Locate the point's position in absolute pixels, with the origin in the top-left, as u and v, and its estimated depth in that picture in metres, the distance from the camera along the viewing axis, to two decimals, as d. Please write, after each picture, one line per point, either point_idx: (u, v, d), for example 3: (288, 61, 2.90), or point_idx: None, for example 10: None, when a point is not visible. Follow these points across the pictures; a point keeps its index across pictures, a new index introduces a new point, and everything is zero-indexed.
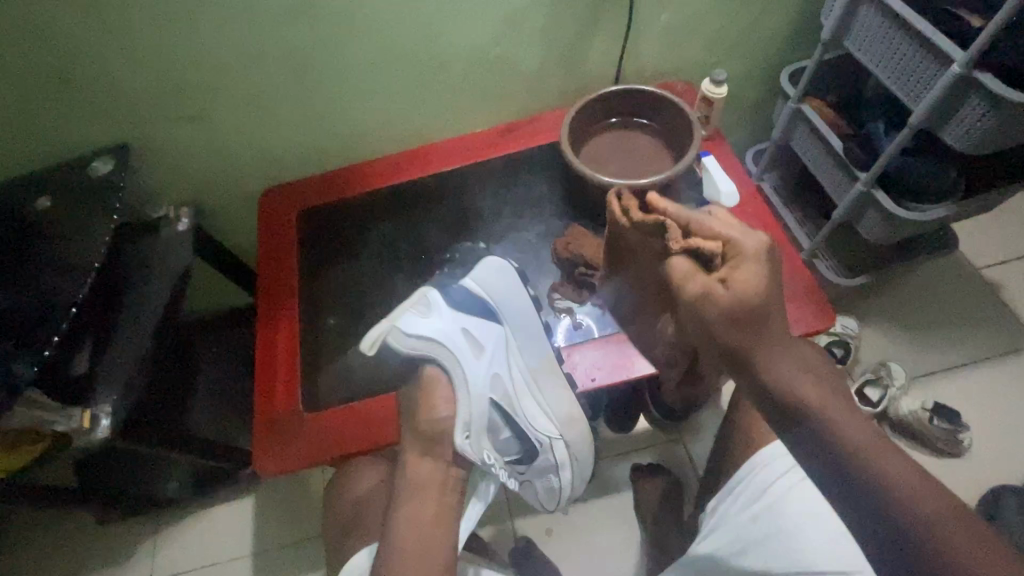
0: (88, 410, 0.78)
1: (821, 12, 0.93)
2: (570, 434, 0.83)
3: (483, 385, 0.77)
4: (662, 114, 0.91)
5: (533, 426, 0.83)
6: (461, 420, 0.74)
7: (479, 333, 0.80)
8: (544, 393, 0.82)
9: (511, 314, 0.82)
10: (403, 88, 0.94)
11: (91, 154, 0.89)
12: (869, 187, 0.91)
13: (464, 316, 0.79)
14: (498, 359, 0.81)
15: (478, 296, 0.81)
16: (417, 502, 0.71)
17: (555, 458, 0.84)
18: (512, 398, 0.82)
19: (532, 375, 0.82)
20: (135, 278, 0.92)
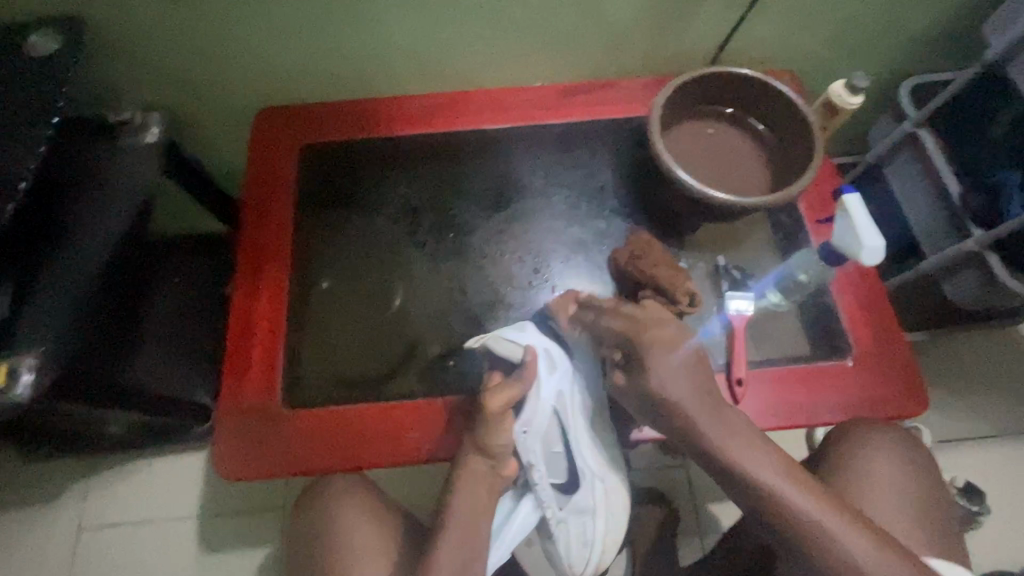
0: (4, 363, 0.61)
1: (987, 22, 0.76)
2: (614, 484, 0.67)
3: (551, 394, 0.66)
4: (778, 118, 0.73)
5: (582, 456, 0.67)
6: (523, 416, 0.65)
7: (556, 350, 0.68)
8: (606, 433, 0.68)
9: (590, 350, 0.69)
10: (457, 14, 0.72)
11: (30, 24, 0.66)
12: (981, 247, 0.78)
13: (552, 338, 0.70)
14: (576, 379, 0.68)
15: (561, 327, 0.70)
16: (469, 502, 0.61)
17: (593, 501, 0.66)
18: (571, 421, 0.67)
19: (598, 409, 0.68)
20: (83, 198, 0.72)
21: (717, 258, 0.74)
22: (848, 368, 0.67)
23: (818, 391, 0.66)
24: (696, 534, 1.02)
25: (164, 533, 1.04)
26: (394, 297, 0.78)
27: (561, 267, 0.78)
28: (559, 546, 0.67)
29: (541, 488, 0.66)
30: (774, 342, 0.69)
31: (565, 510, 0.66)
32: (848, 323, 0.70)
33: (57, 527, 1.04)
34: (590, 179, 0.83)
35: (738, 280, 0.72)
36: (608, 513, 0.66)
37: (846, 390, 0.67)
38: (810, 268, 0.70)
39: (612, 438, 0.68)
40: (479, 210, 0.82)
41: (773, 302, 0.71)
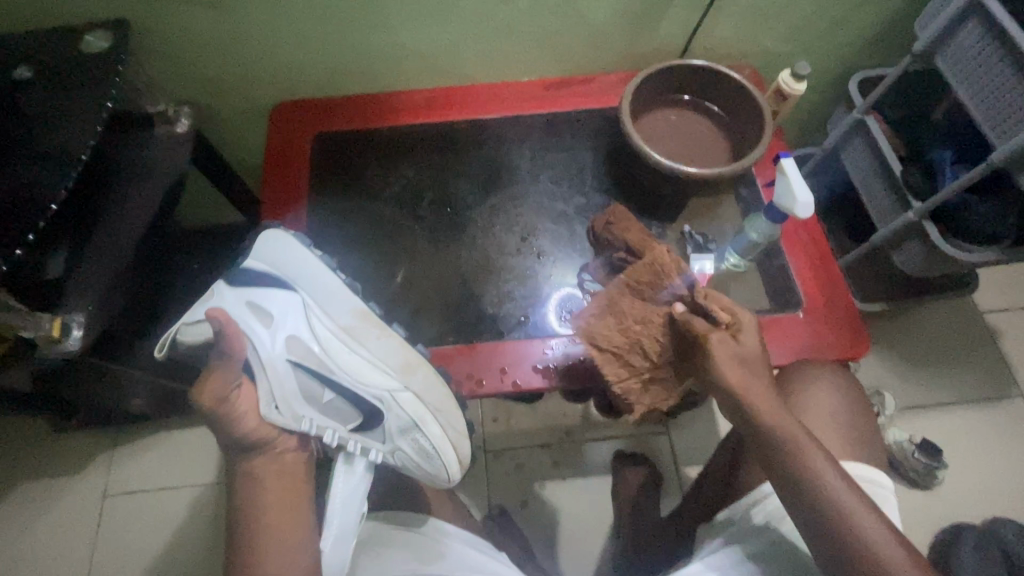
0: (59, 317, 0.71)
1: (918, 19, 0.86)
2: (416, 385, 0.73)
3: (277, 350, 0.68)
4: (734, 104, 0.84)
5: (360, 382, 0.72)
6: (266, 392, 0.67)
7: (261, 299, 0.69)
8: (363, 348, 0.72)
9: (302, 276, 0.71)
10: (453, 17, 0.82)
11: (84, 26, 0.76)
12: (921, 217, 0.88)
13: (251, 283, 0.70)
14: (294, 320, 0.70)
15: (255, 264, 0.70)
16: (276, 481, 0.67)
17: (406, 411, 0.73)
18: (324, 358, 0.71)
19: (342, 330, 0.72)
20: (122, 179, 0.81)
21: (683, 227, 0.85)
22: (799, 318, 0.77)
23: (773, 338, 0.76)
24: (677, 492, 1.10)
25: (184, 499, 1.12)
26: (397, 272, 0.87)
27: (546, 238, 0.87)
28: (405, 458, 0.75)
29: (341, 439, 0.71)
30: (735, 298, 0.80)
31: (381, 430, 0.74)
32: (799, 280, 0.79)
33: (85, 494, 1.12)
34: (573, 162, 0.92)
35: (701, 244, 0.82)
36: (434, 411, 0.74)
37: (797, 337, 0.76)
38: (762, 229, 0.75)
39: (365, 346, 0.72)
40: (475, 190, 0.91)
41: (732, 263, 0.81)
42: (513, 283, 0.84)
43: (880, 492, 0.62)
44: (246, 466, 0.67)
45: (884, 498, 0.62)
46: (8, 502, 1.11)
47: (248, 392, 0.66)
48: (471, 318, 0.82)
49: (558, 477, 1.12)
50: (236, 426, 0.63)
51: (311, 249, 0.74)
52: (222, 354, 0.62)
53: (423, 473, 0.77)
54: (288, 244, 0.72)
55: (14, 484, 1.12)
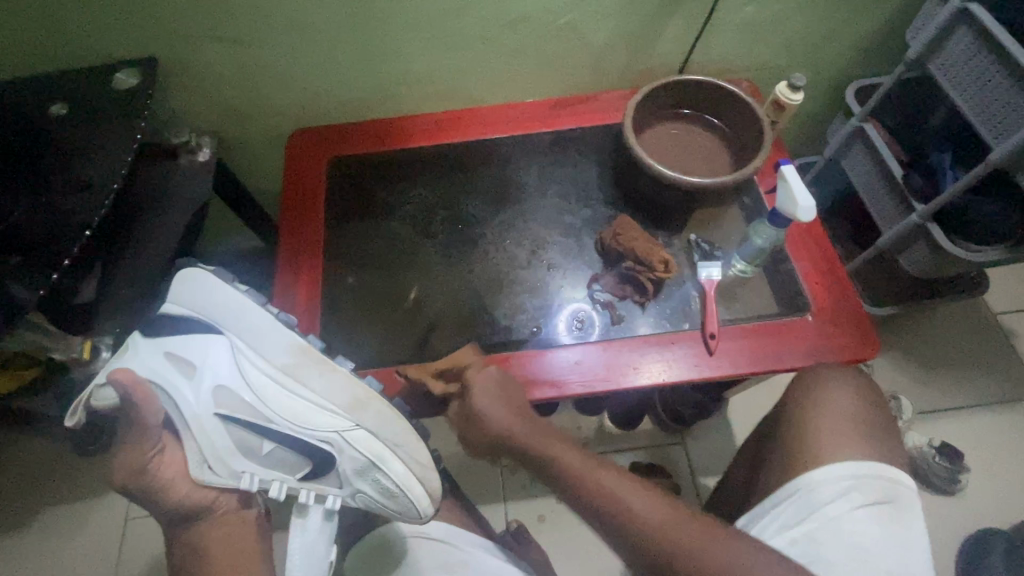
0: (89, 341, 0.77)
1: (909, 29, 0.89)
2: (369, 422, 0.73)
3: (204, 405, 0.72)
4: (732, 116, 0.87)
5: (304, 425, 0.72)
6: (195, 452, 0.72)
7: (184, 352, 0.72)
8: (302, 390, 0.73)
9: (230, 320, 0.73)
10: (460, 44, 0.86)
11: (114, 65, 0.81)
12: (925, 220, 0.89)
13: (173, 334, 0.73)
14: (218, 370, 0.72)
15: (179, 311, 0.73)
16: (222, 540, 0.74)
17: (357, 450, 0.73)
18: (262, 404, 0.72)
19: (280, 371, 0.73)
20: (148, 206, 0.85)
21: (689, 235, 0.87)
22: (808, 321, 0.78)
23: (784, 342, 0.77)
24: (694, 503, 1.09)
25: None
26: (411, 288, 0.89)
27: (555, 252, 0.89)
28: (366, 497, 0.77)
29: (286, 487, 0.74)
30: (743, 302, 0.81)
31: (335, 472, 0.75)
32: (806, 284, 0.81)
33: (106, 518, 1.13)
34: (577, 177, 0.95)
35: (707, 251, 0.84)
36: (392, 448, 0.74)
37: (807, 340, 0.77)
38: (767, 234, 0.78)
39: (304, 387, 0.73)
40: (483, 207, 0.94)
41: (740, 269, 0.83)
42: (524, 295, 0.86)
43: (899, 489, 0.64)
44: (194, 527, 0.74)
45: (902, 496, 0.64)
46: (31, 527, 1.13)
47: (179, 453, 0.72)
48: (485, 330, 0.84)
49: None
50: (165, 493, 0.71)
51: (233, 286, 0.74)
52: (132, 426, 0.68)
53: (391, 510, 0.78)
54: (206, 283, 0.73)
55: (37, 510, 1.14)
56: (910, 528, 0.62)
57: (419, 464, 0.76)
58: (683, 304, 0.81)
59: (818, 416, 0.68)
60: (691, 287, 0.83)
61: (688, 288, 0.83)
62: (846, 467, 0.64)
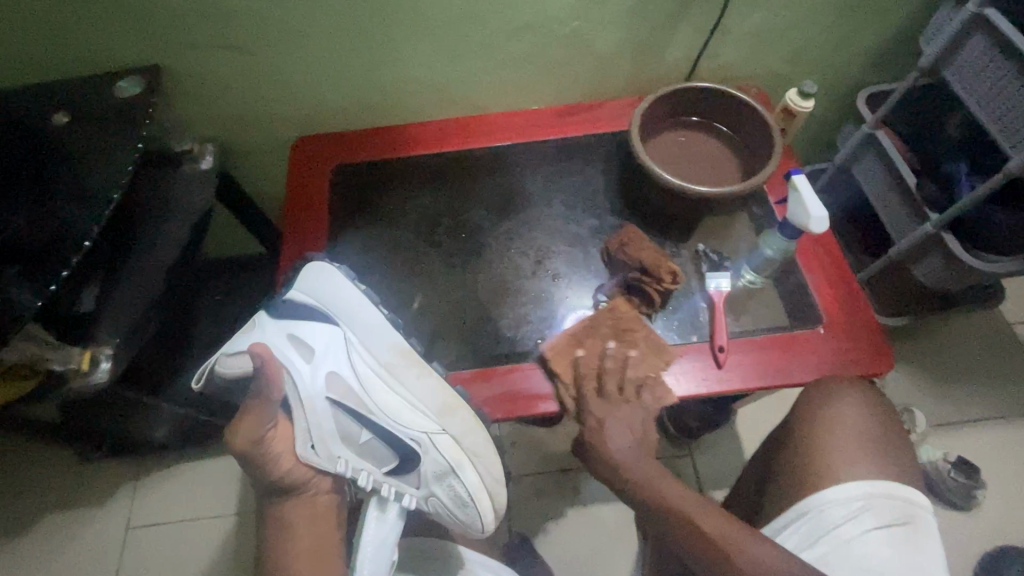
0: (88, 351, 0.72)
1: (923, 34, 0.87)
2: (455, 429, 0.76)
3: (320, 388, 0.73)
4: (742, 123, 0.85)
5: (403, 423, 0.76)
6: (303, 431, 0.71)
7: (309, 337, 0.75)
8: (403, 389, 0.77)
9: (359, 318, 0.78)
10: (464, 51, 0.86)
11: (118, 73, 0.80)
12: (940, 230, 0.87)
13: (294, 318, 0.76)
14: (334, 360, 0.75)
15: (297, 298, 0.77)
16: (309, 524, 0.71)
17: (443, 454, 0.76)
18: (363, 396, 0.76)
19: (384, 369, 0.77)
20: (150, 213, 0.84)
21: (697, 245, 0.85)
22: (820, 334, 0.76)
23: (795, 356, 0.75)
24: None
25: (204, 531, 1.12)
26: (414, 297, 0.88)
27: (560, 260, 0.88)
28: (439, 504, 0.77)
29: (376, 479, 0.73)
30: (753, 314, 0.79)
31: (417, 473, 0.76)
32: (818, 296, 0.79)
33: (107, 527, 1.12)
34: (583, 185, 0.94)
35: (716, 262, 0.82)
36: (472, 457, 0.77)
37: (819, 353, 0.75)
38: (775, 245, 0.77)
39: (405, 387, 0.77)
40: (487, 215, 0.93)
41: (749, 280, 0.81)
42: (530, 304, 0.85)
43: (914, 510, 0.62)
44: (280, 507, 0.71)
45: (919, 516, 0.62)
46: (32, 535, 1.12)
47: (285, 429, 0.72)
48: (489, 341, 0.83)
49: (579, 502, 1.10)
50: (272, 467, 0.67)
51: (357, 284, 0.79)
52: (255, 396, 0.66)
53: (455, 522, 0.78)
54: (338, 277, 0.79)
55: (39, 517, 1.13)
56: (931, 550, 0.60)
57: (494, 471, 0.79)
58: (691, 316, 0.79)
59: (822, 433, 0.67)
60: (700, 299, 0.80)
61: (696, 300, 0.80)
62: (857, 486, 0.62)
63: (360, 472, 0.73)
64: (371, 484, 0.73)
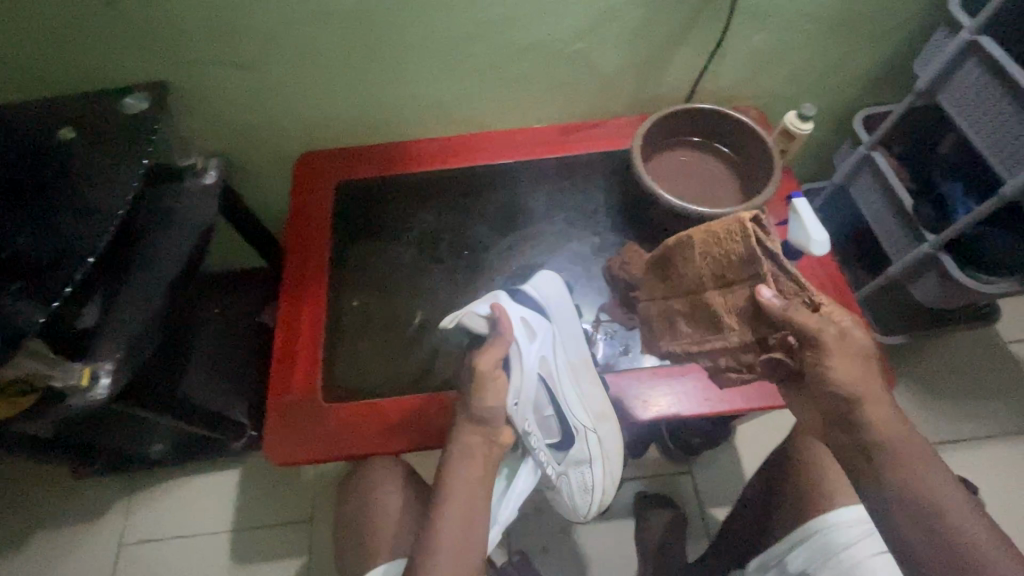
0: (88, 367, 0.72)
1: (917, 59, 0.89)
2: (602, 432, 0.75)
3: (534, 362, 0.70)
4: (742, 144, 0.86)
5: (575, 411, 0.75)
6: (515, 389, 0.67)
7: (531, 317, 0.73)
8: (585, 386, 0.76)
9: (562, 315, 0.79)
10: (469, 71, 0.87)
11: (125, 88, 0.81)
12: (936, 251, 0.88)
13: (522, 303, 0.75)
14: (548, 344, 0.74)
15: (534, 293, 0.78)
16: (468, 460, 0.64)
17: (588, 449, 0.76)
18: (556, 382, 0.75)
19: (569, 366, 0.77)
20: (154, 228, 0.85)
21: None
22: None
23: None
24: (704, 535, 1.06)
25: (199, 547, 1.10)
26: (417, 312, 0.88)
27: (563, 278, 0.89)
28: (566, 485, 0.78)
29: (540, 449, 0.71)
30: None
31: (564, 456, 0.77)
32: None
33: (100, 543, 1.11)
34: (585, 203, 0.95)
35: None
36: (603, 456, 0.77)
37: None
38: (776, 265, 0.76)
39: (588, 385, 0.76)
40: (490, 232, 0.93)
41: None
42: None
43: None
44: (457, 437, 0.65)
45: None
46: (23, 551, 1.10)
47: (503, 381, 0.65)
48: None
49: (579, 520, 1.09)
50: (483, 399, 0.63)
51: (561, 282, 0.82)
52: (495, 332, 0.66)
53: (569, 503, 0.80)
54: (548, 279, 0.80)
55: (31, 532, 1.12)
56: None
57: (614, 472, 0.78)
58: None
59: (823, 449, 0.71)
60: None
61: None
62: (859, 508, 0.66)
63: (531, 439, 0.70)
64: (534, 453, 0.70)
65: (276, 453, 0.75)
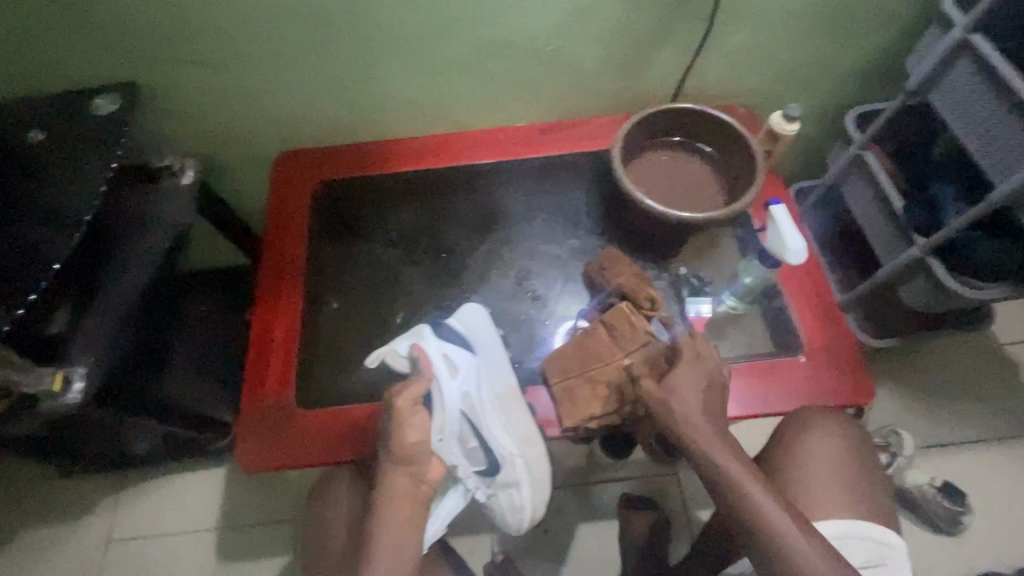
0: (60, 371, 0.70)
1: (910, 56, 0.86)
2: (530, 455, 0.72)
3: (457, 397, 0.70)
4: (726, 145, 0.84)
5: (498, 439, 0.71)
6: (438, 423, 0.68)
7: (455, 352, 0.74)
8: (507, 415, 0.72)
9: (488, 344, 0.77)
10: (446, 69, 0.85)
11: (95, 88, 0.80)
12: (926, 255, 0.86)
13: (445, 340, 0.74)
14: (470, 378, 0.73)
15: (461, 327, 0.77)
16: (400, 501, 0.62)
17: (514, 473, 0.72)
18: (480, 415, 0.72)
19: (496, 397, 0.73)
20: (129, 230, 0.84)
21: (678, 269, 0.84)
22: (799, 362, 0.75)
23: (774, 385, 0.74)
24: (687, 538, 1.05)
25: (184, 545, 1.11)
26: (394, 315, 0.87)
27: (540, 281, 0.87)
28: (498, 506, 0.74)
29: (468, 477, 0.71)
30: (732, 340, 0.78)
31: (493, 482, 0.73)
32: (800, 323, 0.78)
33: (87, 540, 1.12)
34: (566, 204, 0.93)
35: (696, 287, 0.82)
36: (533, 479, 0.73)
37: (799, 382, 0.74)
38: (754, 271, 0.77)
39: (516, 413, 0.73)
40: (469, 234, 0.92)
41: (730, 306, 0.79)
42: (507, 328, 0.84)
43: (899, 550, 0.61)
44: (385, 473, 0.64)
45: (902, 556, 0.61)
46: (12, 547, 1.12)
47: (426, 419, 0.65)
48: None
49: (561, 522, 1.08)
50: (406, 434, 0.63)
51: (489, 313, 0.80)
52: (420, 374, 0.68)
53: (505, 523, 0.76)
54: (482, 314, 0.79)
55: (20, 528, 1.13)
56: None
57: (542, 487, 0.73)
58: None
59: (815, 448, 0.67)
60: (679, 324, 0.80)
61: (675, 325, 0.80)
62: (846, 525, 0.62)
63: (459, 468, 0.70)
64: (464, 482, 0.70)
65: (246, 460, 0.75)
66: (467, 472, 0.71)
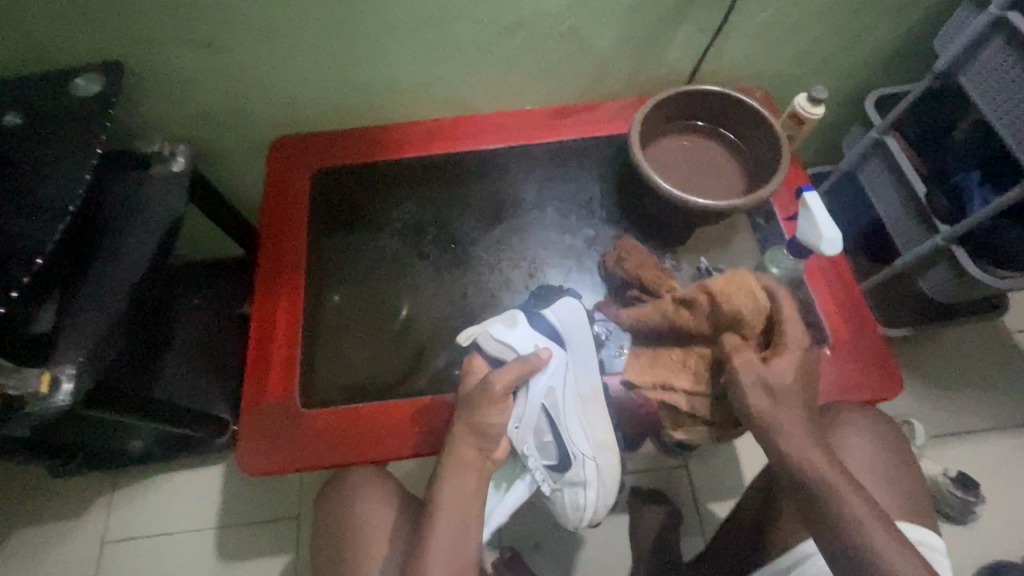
0: (47, 370, 0.65)
1: (939, 36, 0.82)
2: (602, 459, 0.70)
3: (542, 391, 0.67)
4: (748, 130, 0.80)
5: (573, 437, 0.70)
6: (517, 412, 0.67)
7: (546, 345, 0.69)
8: (586, 416, 0.70)
9: (581, 344, 0.72)
10: (453, 49, 0.80)
11: (77, 69, 0.74)
12: (949, 244, 0.83)
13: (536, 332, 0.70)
14: (557, 374, 0.69)
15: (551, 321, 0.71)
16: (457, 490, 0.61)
17: (584, 475, 0.70)
18: (560, 412, 0.70)
19: (578, 397, 0.71)
20: (116, 222, 0.78)
21: (698, 260, 0.81)
22: (825, 356, 0.73)
23: None
24: (700, 532, 1.03)
25: (183, 545, 1.08)
26: (401, 308, 0.83)
27: (554, 272, 0.84)
28: (560, 504, 0.73)
29: (538, 469, 0.70)
30: None
31: (559, 479, 0.71)
32: (824, 315, 0.75)
33: (82, 542, 1.08)
34: (579, 191, 0.89)
35: (715, 281, 0.77)
36: (603, 485, 0.70)
37: (824, 377, 0.72)
38: (783, 262, 0.74)
39: (595, 416, 0.71)
40: (478, 223, 0.88)
41: None
42: None
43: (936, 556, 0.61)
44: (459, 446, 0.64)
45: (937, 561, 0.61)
46: (3, 551, 1.08)
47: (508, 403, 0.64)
48: None
49: None
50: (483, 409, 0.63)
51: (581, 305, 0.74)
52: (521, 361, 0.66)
53: (565, 520, 0.75)
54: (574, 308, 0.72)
55: (11, 531, 1.09)
56: None
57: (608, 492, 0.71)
58: None
59: (843, 454, 0.66)
60: None
61: None
62: None
63: (529, 457, 0.69)
64: (532, 472, 0.70)
65: (249, 464, 0.71)
66: (537, 461, 0.70)
